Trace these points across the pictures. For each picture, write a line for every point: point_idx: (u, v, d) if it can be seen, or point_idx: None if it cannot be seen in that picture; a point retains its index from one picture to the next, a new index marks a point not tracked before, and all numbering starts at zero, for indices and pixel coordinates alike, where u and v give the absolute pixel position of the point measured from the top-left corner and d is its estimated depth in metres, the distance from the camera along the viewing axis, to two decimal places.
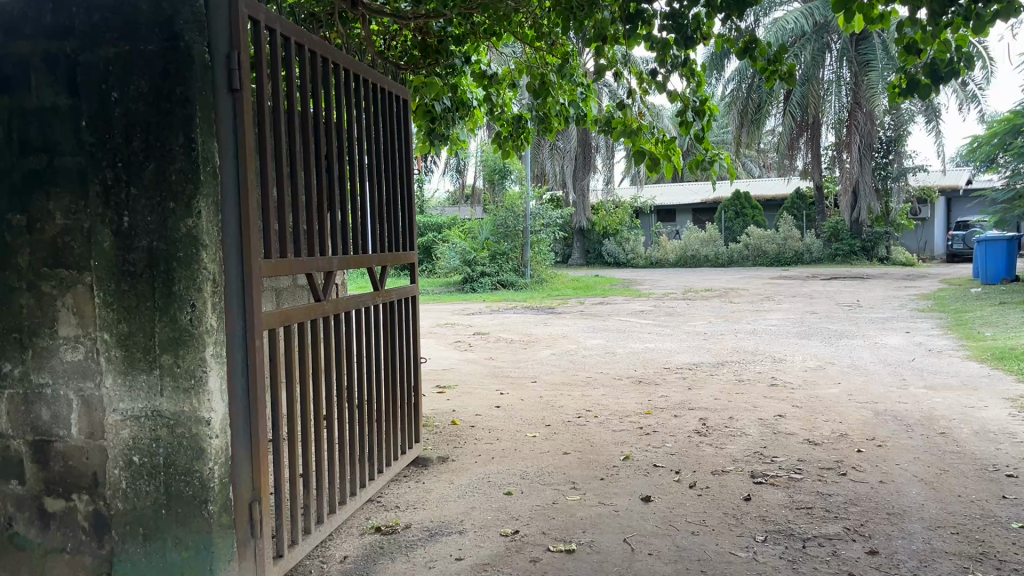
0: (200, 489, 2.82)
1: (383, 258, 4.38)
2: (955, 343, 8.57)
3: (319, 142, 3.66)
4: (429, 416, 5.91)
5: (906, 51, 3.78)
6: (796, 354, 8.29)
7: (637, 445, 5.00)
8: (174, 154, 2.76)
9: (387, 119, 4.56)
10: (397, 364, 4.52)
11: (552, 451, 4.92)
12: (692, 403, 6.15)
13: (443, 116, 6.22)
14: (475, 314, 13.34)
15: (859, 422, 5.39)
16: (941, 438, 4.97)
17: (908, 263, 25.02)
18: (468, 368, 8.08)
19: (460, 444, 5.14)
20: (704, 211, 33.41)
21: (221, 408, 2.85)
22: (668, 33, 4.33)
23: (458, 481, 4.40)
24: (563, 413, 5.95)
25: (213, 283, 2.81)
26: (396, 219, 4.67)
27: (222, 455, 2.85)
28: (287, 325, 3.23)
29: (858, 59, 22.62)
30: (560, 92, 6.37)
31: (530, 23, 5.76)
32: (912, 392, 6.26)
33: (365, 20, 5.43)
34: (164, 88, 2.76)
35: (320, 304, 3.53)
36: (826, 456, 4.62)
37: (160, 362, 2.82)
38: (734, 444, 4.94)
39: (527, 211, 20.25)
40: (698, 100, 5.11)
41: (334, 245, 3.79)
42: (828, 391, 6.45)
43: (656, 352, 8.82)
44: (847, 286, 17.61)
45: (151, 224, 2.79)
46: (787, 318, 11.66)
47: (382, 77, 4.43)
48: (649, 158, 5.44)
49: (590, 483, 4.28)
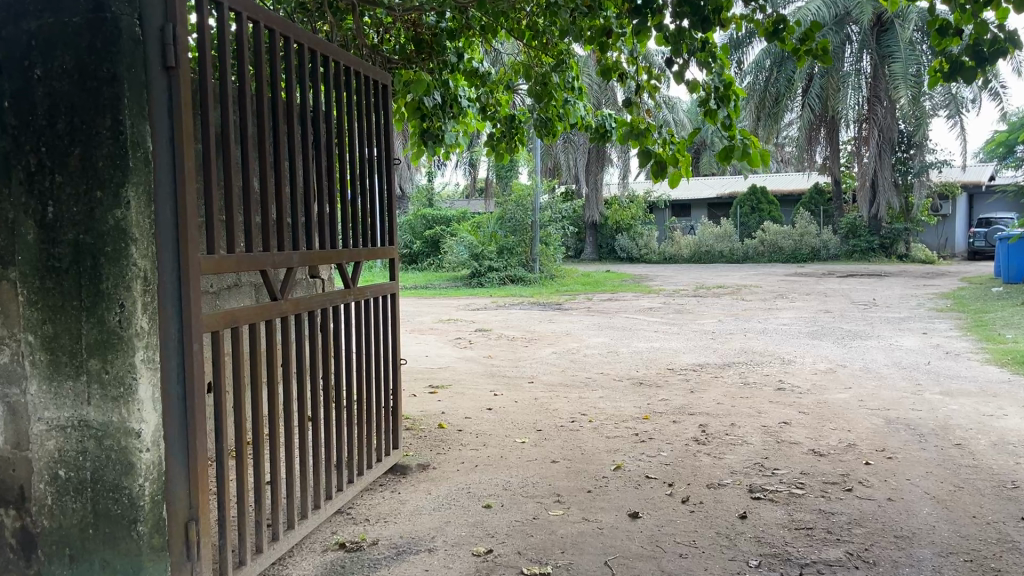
0: (129, 508, 2.57)
1: (357, 253, 4.09)
2: (974, 346, 8.21)
3: (278, 127, 3.40)
4: (416, 418, 5.65)
5: (941, 34, 3.52)
6: (807, 356, 7.96)
7: (631, 453, 4.72)
8: (101, 138, 2.49)
9: (363, 105, 4.28)
10: (372, 367, 4.24)
11: (540, 460, 4.65)
12: (693, 408, 5.85)
13: (433, 113, 5.88)
14: (480, 310, 13.08)
15: (870, 431, 5.07)
16: (957, 450, 4.65)
17: (928, 261, 24.48)
18: (465, 366, 7.82)
19: (443, 451, 4.87)
20: (719, 206, 33.07)
21: (154, 418, 2.59)
22: (682, 20, 4.00)
23: (435, 492, 4.13)
24: (557, 417, 5.68)
25: (144, 281, 2.54)
26: (374, 212, 4.41)
27: (154, 470, 2.60)
28: (235, 327, 2.94)
29: (878, 51, 22.25)
30: (561, 94, 5.94)
31: (525, 19, 5.44)
32: (927, 399, 5.94)
33: (357, 14, 5.19)
34: (89, 65, 2.49)
35: (276, 303, 3.25)
36: (831, 469, 4.31)
37: (86, 367, 2.55)
38: (733, 454, 4.65)
39: (536, 205, 19.90)
40: (718, 85, 4.72)
41: (295, 240, 3.50)
42: (837, 396, 6.14)
43: (661, 351, 8.52)
44: (865, 284, 17.19)
45: (77, 215, 2.53)
46: (799, 317, 11.29)
47: (356, 61, 4.15)
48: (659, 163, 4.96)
49: (576, 496, 4.00)
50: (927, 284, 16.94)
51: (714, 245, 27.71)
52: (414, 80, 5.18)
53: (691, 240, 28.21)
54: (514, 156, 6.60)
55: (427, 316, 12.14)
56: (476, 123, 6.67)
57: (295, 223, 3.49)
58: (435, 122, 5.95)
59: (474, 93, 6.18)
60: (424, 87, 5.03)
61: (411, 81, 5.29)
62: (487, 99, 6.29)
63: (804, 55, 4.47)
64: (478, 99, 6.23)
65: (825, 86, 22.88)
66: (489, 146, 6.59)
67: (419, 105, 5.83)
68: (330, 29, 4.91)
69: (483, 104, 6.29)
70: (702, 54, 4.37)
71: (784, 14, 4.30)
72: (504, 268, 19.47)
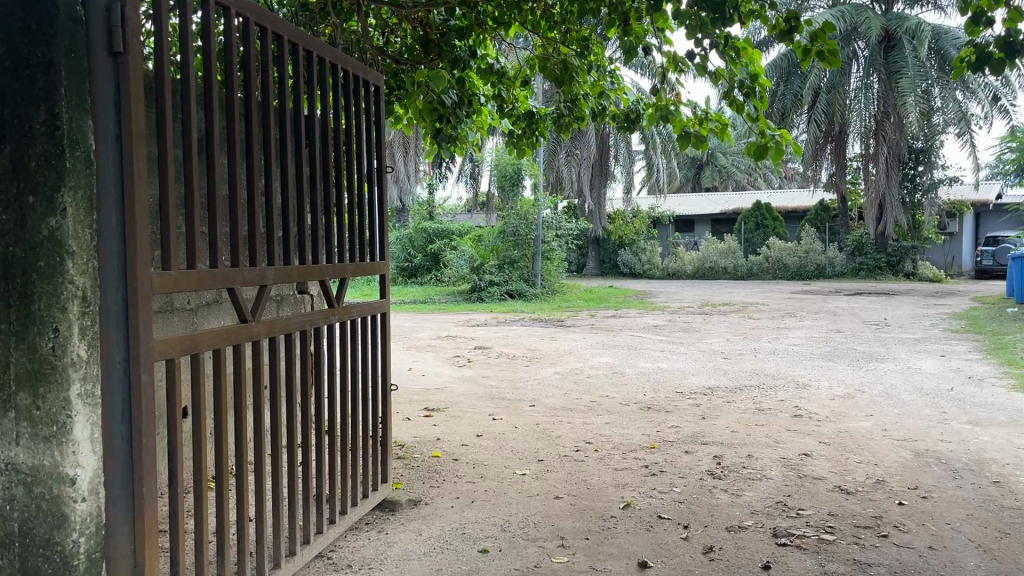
0: (61, 568, 2.19)
1: (343, 268, 3.71)
2: (996, 370, 7.83)
3: (251, 132, 3.03)
4: (407, 446, 5.26)
5: (974, 23, 3.48)
6: (823, 379, 7.56)
7: (641, 489, 4.33)
8: (34, 133, 2.12)
9: (351, 107, 3.90)
10: (356, 394, 3.84)
11: (541, 495, 4.25)
12: (705, 436, 5.46)
13: (450, 112, 5.32)
14: (481, 326, 12.70)
15: (899, 465, 4.68)
16: (997, 488, 4.26)
17: (936, 279, 24.06)
18: (462, 387, 7.43)
19: (437, 483, 4.49)
20: (723, 222, 32.85)
21: (92, 461, 2.21)
22: (699, 9, 3.66)
23: (427, 533, 3.74)
24: (560, 445, 5.28)
25: (83, 301, 2.16)
26: (364, 226, 4.03)
27: (91, 525, 2.22)
28: (195, 353, 2.55)
29: (885, 67, 21.98)
30: (582, 76, 5.39)
31: (540, 11, 5.03)
32: (956, 429, 5.55)
33: (360, 15, 4.80)
34: (22, 49, 2.12)
35: (246, 326, 2.86)
36: (862, 510, 3.92)
37: (16, 402, 2.17)
38: (753, 491, 4.26)
39: (539, 219, 19.46)
40: (743, 77, 4.36)
41: (269, 254, 3.09)
42: (859, 424, 5.76)
43: (668, 373, 8.14)
44: (874, 303, 16.83)
45: (5, 224, 2.15)
46: (809, 337, 10.91)
47: (343, 57, 3.76)
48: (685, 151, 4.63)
49: (581, 540, 3.62)
50: (939, 303, 16.52)
51: (718, 261, 27.37)
52: (425, 80, 4.81)
53: (695, 255, 27.82)
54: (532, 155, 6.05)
55: (424, 332, 11.76)
56: (492, 121, 6.14)
57: (270, 235, 3.10)
58: (452, 123, 5.42)
59: (491, 90, 5.82)
60: (436, 81, 4.60)
61: (425, 79, 4.73)
62: (506, 95, 5.75)
63: (812, 57, 4.11)
64: (495, 95, 5.74)
65: (831, 102, 22.48)
66: (507, 143, 6.05)
67: (435, 106, 5.23)
68: (335, 28, 4.62)
69: (500, 101, 5.82)
70: (724, 44, 4.01)
71: (798, 10, 3.96)
72: (505, 282, 19.11)
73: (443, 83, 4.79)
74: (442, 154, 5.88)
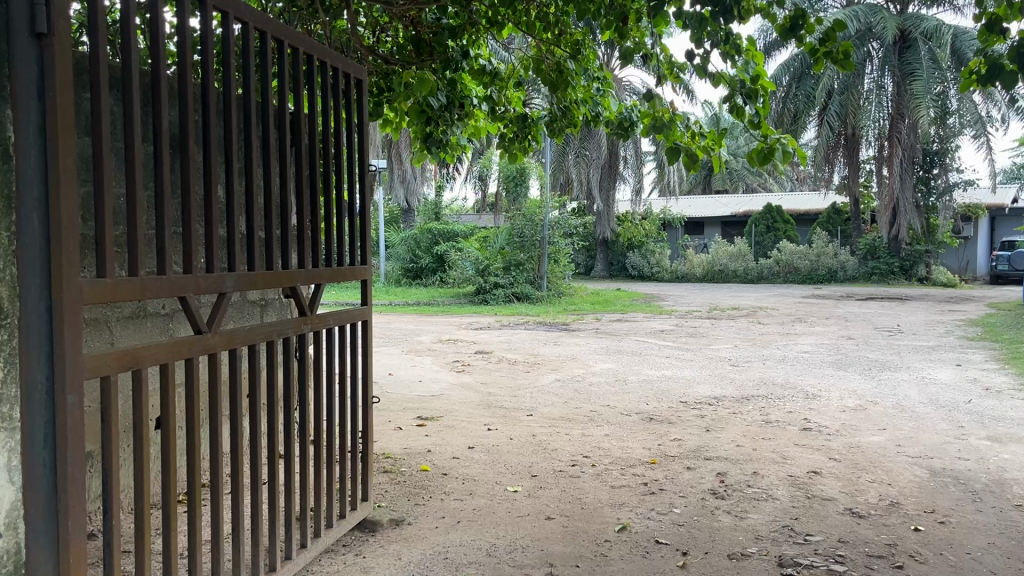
0: None
1: (319, 273, 3.43)
2: (1014, 381, 7.54)
3: (209, 124, 2.67)
4: (395, 458, 5.01)
5: (988, 31, 3.23)
6: (834, 389, 7.28)
7: (639, 509, 4.08)
8: None
9: (330, 101, 3.60)
10: (328, 408, 3.56)
11: (532, 516, 4.00)
12: (708, 450, 5.20)
13: (438, 115, 5.15)
14: (483, 330, 12.44)
15: (914, 485, 4.41)
16: (1019, 512, 3.99)
17: (949, 284, 23.62)
18: (459, 394, 7.17)
19: (422, 501, 4.24)
20: (732, 224, 32.56)
21: (11, 493, 1.96)
22: (702, 8, 3.40)
23: (406, 557, 3.49)
24: (555, 460, 5.03)
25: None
26: (343, 228, 3.74)
27: (9, 562, 1.97)
28: (136, 368, 2.29)
29: (899, 68, 21.68)
30: (577, 80, 5.14)
31: (533, 10, 4.76)
32: (975, 446, 5.26)
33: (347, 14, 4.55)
34: None
35: (198, 338, 2.59)
36: (874, 537, 3.65)
37: None
38: (758, 513, 3.99)
39: (545, 221, 19.15)
40: (747, 78, 4.11)
41: (231, 257, 2.81)
42: (871, 439, 5.48)
43: (673, 380, 7.87)
44: (886, 308, 16.49)
45: None
46: (819, 344, 10.62)
47: (321, 48, 3.46)
48: (682, 158, 4.33)
49: (572, 567, 3.37)
50: (953, 309, 16.23)
51: (728, 264, 27.03)
52: (412, 82, 4.57)
53: (704, 258, 27.50)
54: (528, 157, 5.84)
55: (424, 336, 11.49)
56: (486, 124, 5.94)
57: (239, 240, 2.83)
58: (440, 126, 5.28)
59: (483, 91, 5.59)
60: (424, 85, 4.35)
61: (412, 81, 4.51)
62: (498, 96, 5.57)
63: (823, 59, 3.85)
64: (487, 97, 5.53)
65: (843, 103, 22.14)
66: (500, 148, 5.81)
67: (423, 108, 5.05)
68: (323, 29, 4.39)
69: (493, 102, 5.57)
70: (726, 43, 3.75)
71: (807, 8, 3.67)
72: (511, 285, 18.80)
73: (428, 88, 4.52)
74: (432, 156, 5.66)
